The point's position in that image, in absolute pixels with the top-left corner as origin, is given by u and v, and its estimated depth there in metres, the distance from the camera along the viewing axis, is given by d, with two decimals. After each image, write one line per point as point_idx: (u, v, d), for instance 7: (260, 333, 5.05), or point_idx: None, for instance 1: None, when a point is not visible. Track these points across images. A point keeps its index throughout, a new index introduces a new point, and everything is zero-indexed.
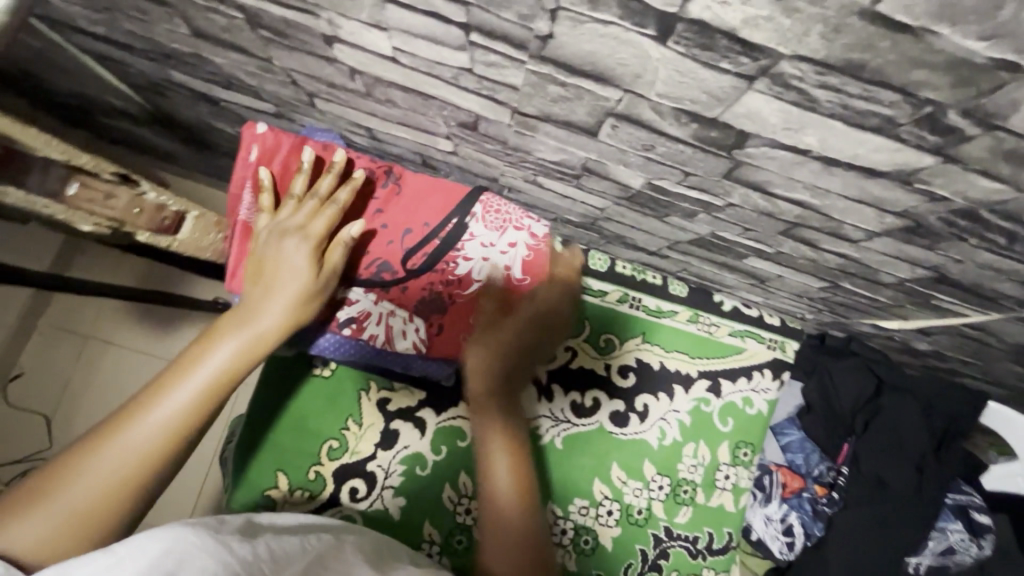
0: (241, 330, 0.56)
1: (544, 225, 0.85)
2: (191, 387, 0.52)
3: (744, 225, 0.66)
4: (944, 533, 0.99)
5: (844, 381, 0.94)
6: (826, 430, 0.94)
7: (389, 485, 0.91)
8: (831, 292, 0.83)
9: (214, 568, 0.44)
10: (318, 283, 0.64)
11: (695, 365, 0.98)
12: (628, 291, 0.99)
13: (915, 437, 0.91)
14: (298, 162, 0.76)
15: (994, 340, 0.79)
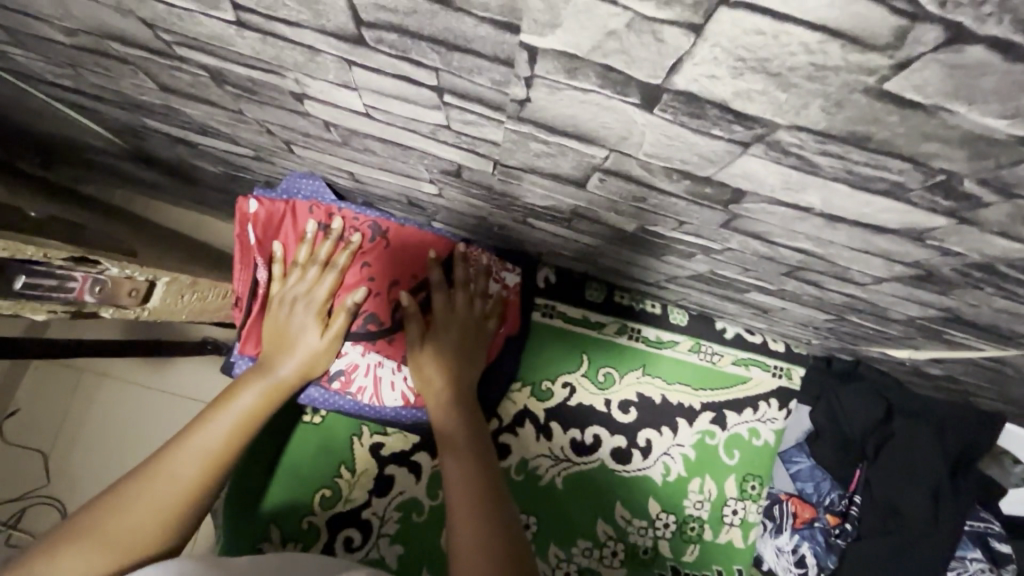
0: (263, 380, 0.70)
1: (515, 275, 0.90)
2: (218, 428, 0.63)
3: (744, 266, 0.63)
4: (963, 563, 0.94)
5: (854, 408, 0.91)
6: (834, 455, 0.91)
7: (385, 534, 0.88)
8: (838, 324, 0.80)
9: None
10: (328, 340, 0.76)
11: (698, 398, 0.95)
12: (626, 322, 0.95)
13: (932, 465, 0.87)
14: (294, 228, 0.81)
15: (1011, 371, 0.75)
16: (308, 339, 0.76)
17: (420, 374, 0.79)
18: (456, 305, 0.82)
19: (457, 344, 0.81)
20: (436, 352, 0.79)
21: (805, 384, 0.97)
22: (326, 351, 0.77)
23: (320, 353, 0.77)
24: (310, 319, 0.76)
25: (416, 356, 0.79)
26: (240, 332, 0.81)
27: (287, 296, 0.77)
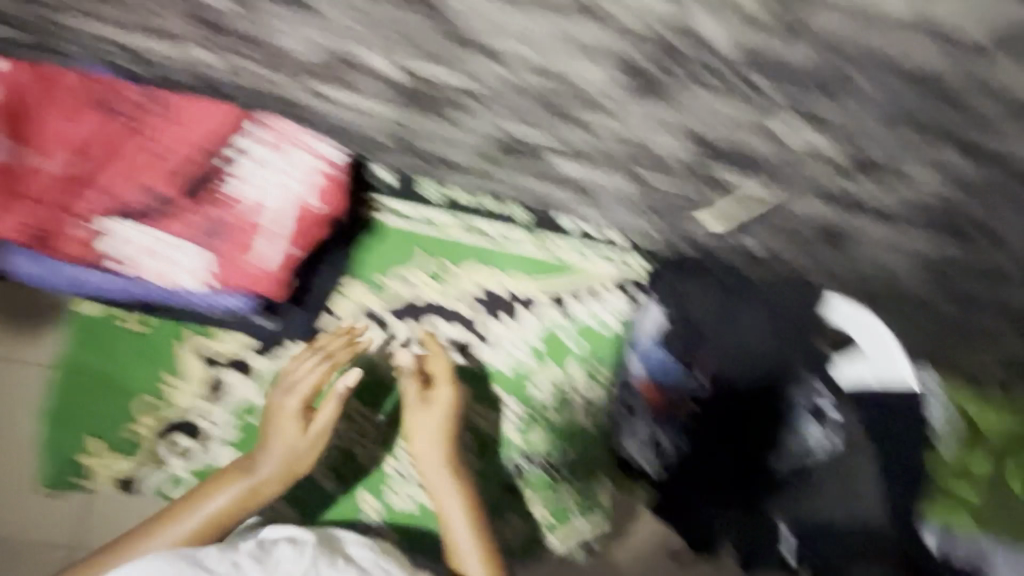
0: (244, 486, 0.87)
1: (343, 155, 0.84)
2: (219, 499, 0.86)
3: (505, 105, 0.72)
4: (805, 438, 0.94)
5: (696, 294, 0.93)
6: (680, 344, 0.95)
7: (218, 437, 0.95)
8: (646, 194, 0.83)
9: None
10: (311, 442, 0.88)
11: (538, 288, 1.00)
12: (466, 221, 0.97)
13: (764, 343, 0.91)
14: (58, 102, 0.79)
15: (798, 224, 0.81)
16: (290, 440, 0.88)
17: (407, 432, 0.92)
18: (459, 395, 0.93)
19: (430, 433, 0.92)
20: (422, 436, 0.91)
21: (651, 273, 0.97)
22: (308, 455, 0.89)
23: (298, 462, 0.88)
24: (299, 428, 0.88)
25: (412, 426, 0.92)
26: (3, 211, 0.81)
27: (291, 378, 0.89)
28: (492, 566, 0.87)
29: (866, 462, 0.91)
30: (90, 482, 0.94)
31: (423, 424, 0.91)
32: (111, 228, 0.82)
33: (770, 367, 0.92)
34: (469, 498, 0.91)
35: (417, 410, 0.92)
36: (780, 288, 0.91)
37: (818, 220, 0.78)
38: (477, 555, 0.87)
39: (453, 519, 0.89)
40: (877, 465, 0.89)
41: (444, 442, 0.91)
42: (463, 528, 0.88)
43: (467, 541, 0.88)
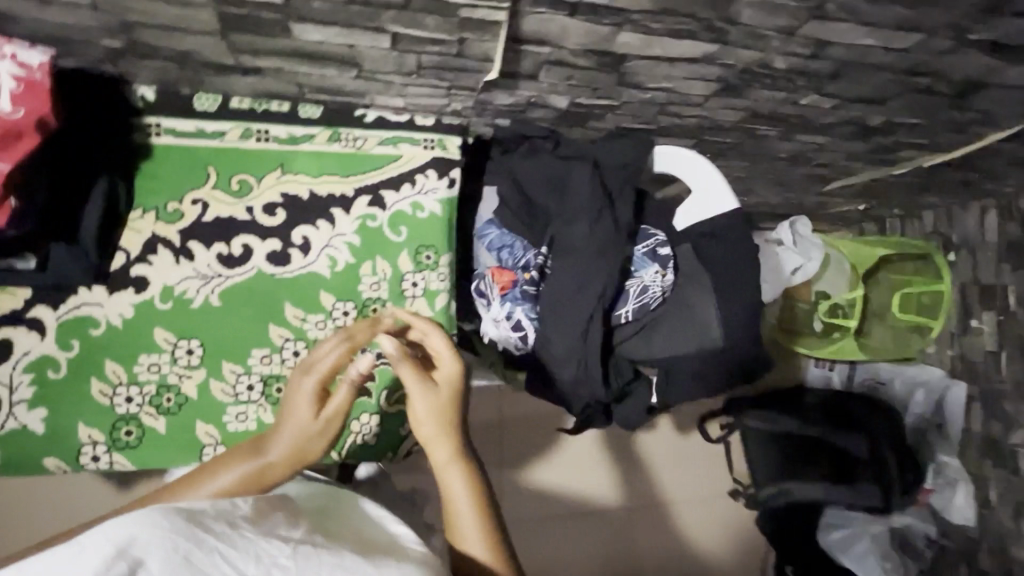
0: (250, 464, 0.79)
1: (41, 51, 0.71)
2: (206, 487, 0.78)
3: None
4: (639, 277, 1.05)
5: (524, 170, 1.07)
6: (517, 216, 1.06)
7: (21, 399, 0.81)
8: (414, 55, 0.80)
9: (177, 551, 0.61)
10: (319, 425, 0.81)
11: (350, 184, 0.93)
12: (249, 126, 0.90)
13: (581, 194, 1.02)
14: None
15: (570, 55, 0.81)
16: (301, 423, 0.81)
17: (442, 422, 0.84)
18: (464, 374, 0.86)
19: (448, 405, 0.85)
20: (426, 421, 0.84)
21: (480, 170, 1.12)
22: (319, 442, 0.82)
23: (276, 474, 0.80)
24: (308, 411, 0.81)
25: (413, 414, 0.85)
26: None
27: (314, 360, 0.83)
28: (493, 546, 0.82)
29: (702, 288, 1.03)
30: None
31: (424, 411, 0.84)
32: None
33: (593, 213, 1.01)
34: (465, 455, 0.85)
35: (428, 393, 0.84)
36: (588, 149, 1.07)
37: (588, 46, 0.78)
38: (477, 523, 0.82)
39: (450, 479, 0.84)
40: (709, 286, 1.02)
41: (445, 425, 0.84)
42: (460, 483, 0.84)
43: (467, 505, 0.83)
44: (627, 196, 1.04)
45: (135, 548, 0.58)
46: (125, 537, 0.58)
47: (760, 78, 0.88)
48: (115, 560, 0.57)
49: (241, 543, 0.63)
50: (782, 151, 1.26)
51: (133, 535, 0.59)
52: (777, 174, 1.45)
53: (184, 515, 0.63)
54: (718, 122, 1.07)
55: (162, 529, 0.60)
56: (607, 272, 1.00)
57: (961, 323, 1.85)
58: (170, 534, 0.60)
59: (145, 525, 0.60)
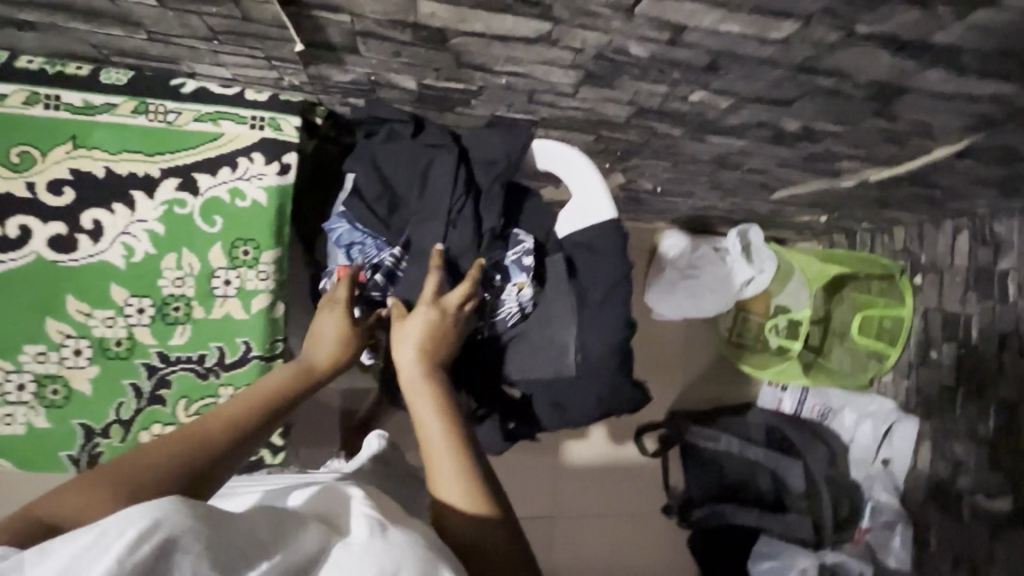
0: (297, 369, 0.81)
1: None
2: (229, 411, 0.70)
3: None
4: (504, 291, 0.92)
5: (384, 153, 0.91)
6: (369, 210, 0.91)
7: None
8: (194, 18, 0.68)
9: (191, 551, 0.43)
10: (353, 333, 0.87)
11: (155, 165, 0.82)
12: (37, 90, 0.79)
13: (438, 191, 0.89)
14: None
15: (379, 27, 0.67)
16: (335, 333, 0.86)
17: (438, 341, 0.82)
18: (446, 309, 0.84)
19: (446, 332, 0.83)
20: (412, 349, 0.80)
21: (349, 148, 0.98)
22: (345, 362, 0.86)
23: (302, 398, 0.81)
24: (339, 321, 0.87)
25: (398, 335, 0.83)
26: None
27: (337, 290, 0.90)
28: (475, 493, 0.66)
29: (568, 313, 0.92)
30: None
31: (409, 340, 0.81)
32: None
33: (449, 214, 0.89)
34: (436, 383, 0.77)
35: (424, 312, 0.83)
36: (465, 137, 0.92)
37: (393, 17, 0.64)
38: (451, 464, 0.68)
39: (419, 403, 0.75)
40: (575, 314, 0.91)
41: (438, 346, 0.81)
42: (430, 411, 0.74)
43: (439, 437, 0.71)
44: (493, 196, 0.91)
45: (167, 539, 0.42)
46: (150, 520, 0.42)
47: (626, 69, 0.75)
48: (140, 546, 0.41)
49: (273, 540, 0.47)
50: (701, 154, 1.11)
51: (162, 520, 0.42)
52: (710, 177, 1.31)
53: (211, 506, 0.47)
54: (609, 118, 0.94)
55: (194, 517, 0.44)
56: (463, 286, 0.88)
57: (920, 353, 1.69)
58: (197, 520, 0.44)
59: (178, 512, 0.43)
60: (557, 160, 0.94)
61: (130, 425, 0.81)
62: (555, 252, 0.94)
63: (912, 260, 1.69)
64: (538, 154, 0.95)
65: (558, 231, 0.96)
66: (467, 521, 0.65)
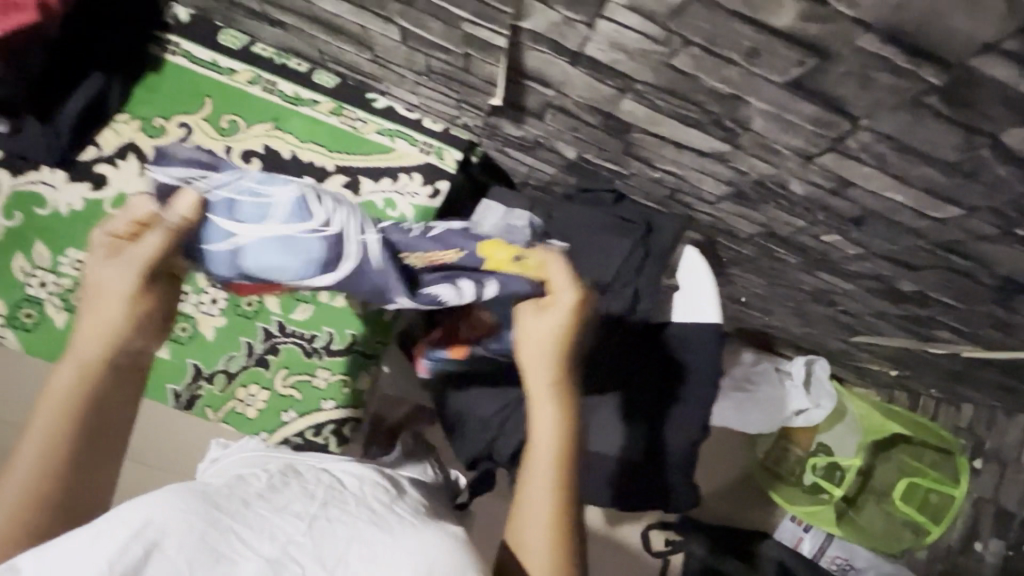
0: (77, 365, 0.53)
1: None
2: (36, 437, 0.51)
3: None
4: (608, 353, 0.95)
5: (571, 213, 1.02)
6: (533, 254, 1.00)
7: None
8: (420, 55, 0.78)
9: (191, 528, 0.51)
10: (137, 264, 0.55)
11: (333, 160, 0.92)
12: (261, 74, 0.91)
13: (602, 254, 0.97)
14: None
15: (573, 105, 0.75)
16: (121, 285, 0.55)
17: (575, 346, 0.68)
18: (584, 303, 0.68)
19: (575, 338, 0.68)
20: (547, 341, 0.67)
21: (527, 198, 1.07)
22: (158, 296, 0.57)
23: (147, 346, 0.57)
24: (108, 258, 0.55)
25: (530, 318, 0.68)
26: None
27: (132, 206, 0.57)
28: (564, 555, 0.63)
29: (693, 415, 0.92)
30: None
31: (542, 321, 0.67)
32: None
33: (616, 273, 0.96)
34: (565, 387, 0.67)
35: (566, 310, 0.67)
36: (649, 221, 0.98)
37: (595, 105, 0.73)
38: (547, 516, 0.63)
39: (545, 411, 0.65)
40: (699, 419, 0.92)
41: (570, 354, 0.67)
42: (551, 428, 0.65)
43: (545, 489, 0.64)
44: (637, 251, 0.97)
45: (158, 533, 0.50)
46: (140, 519, 0.50)
47: (777, 197, 0.80)
48: (134, 544, 0.48)
49: (249, 519, 0.54)
50: (800, 283, 1.14)
51: (150, 517, 0.50)
52: (796, 304, 1.33)
53: (198, 496, 0.55)
54: (732, 229, 0.99)
55: (181, 510, 0.52)
56: (596, 335, 0.93)
57: (962, 539, 1.62)
58: (190, 515, 0.52)
59: (163, 510, 0.51)
60: (696, 273, 0.98)
61: (234, 378, 0.88)
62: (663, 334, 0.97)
63: (974, 442, 1.64)
64: (683, 257, 1.00)
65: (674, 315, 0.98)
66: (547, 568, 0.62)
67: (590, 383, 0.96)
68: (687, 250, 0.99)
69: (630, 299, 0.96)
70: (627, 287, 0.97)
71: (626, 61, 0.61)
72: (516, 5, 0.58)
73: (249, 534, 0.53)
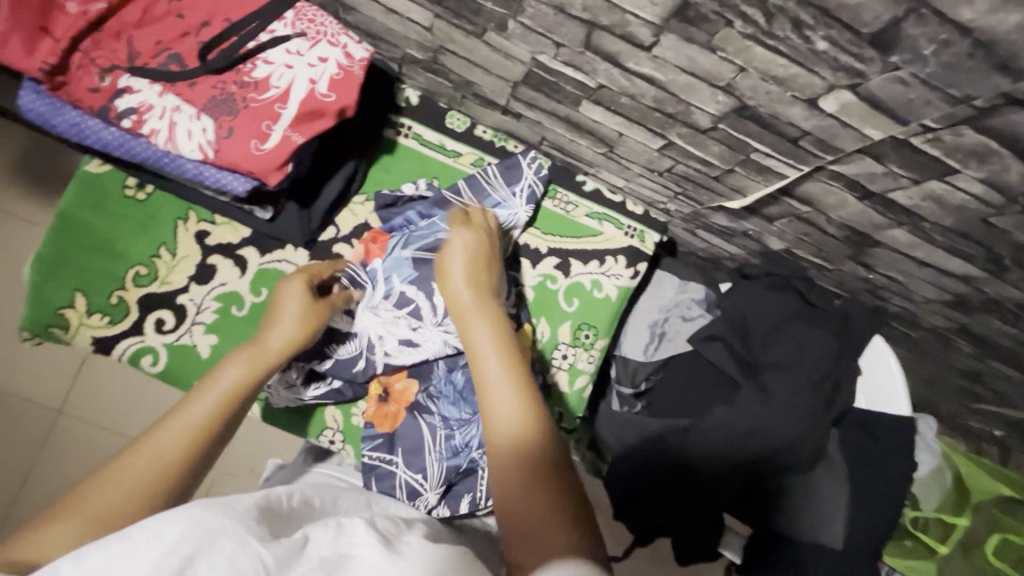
0: (252, 353, 0.67)
1: (365, 51, 0.72)
2: (193, 413, 0.59)
3: (539, 48, 0.66)
4: (811, 447, 0.96)
5: (764, 296, 1.03)
6: (732, 339, 1.02)
7: (200, 322, 0.84)
8: (669, 160, 0.80)
9: (235, 551, 0.42)
10: (313, 311, 0.74)
11: (544, 242, 0.95)
12: (482, 156, 0.94)
13: (810, 353, 0.97)
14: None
15: (823, 220, 0.78)
16: (300, 310, 0.73)
17: (475, 261, 0.73)
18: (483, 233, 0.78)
19: (481, 264, 0.73)
20: (457, 278, 0.70)
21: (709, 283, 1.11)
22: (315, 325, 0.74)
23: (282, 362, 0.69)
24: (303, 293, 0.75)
25: (443, 261, 0.73)
26: (88, 47, 0.67)
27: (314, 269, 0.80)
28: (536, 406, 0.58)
29: (883, 504, 0.95)
30: (73, 335, 0.81)
31: (453, 249, 0.73)
32: (170, 69, 0.68)
33: (818, 369, 0.97)
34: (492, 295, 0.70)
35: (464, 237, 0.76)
36: (840, 312, 1.00)
37: (851, 226, 0.75)
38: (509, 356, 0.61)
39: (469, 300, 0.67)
40: (892, 508, 0.95)
41: (478, 278, 0.71)
42: (485, 334, 0.63)
43: (499, 365, 0.60)
44: (832, 344, 0.98)
45: (195, 547, 0.40)
46: (175, 534, 0.40)
47: (1002, 311, 0.83)
48: (166, 560, 0.39)
49: (282, 547, 0.44)
50: (957, 364, 1.16)
51: (187, 531, 0.41)
52: (931, 374, 1.35)
53: (234, 516, 0.45)
54: (918, 320, 1.01)
55: (217, 526, 0.43)
56: (788, 426, 0.95)
57: None
58: (226, 536, 0.42)
59: (200, 526, 0.42)
60: (882, 361, 1.00)
61: None
62: (850, 423, 0.99)
63: None
64: (870, 345, 1.01)
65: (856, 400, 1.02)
66: (541, 510, 0.51)
67: (785, 473, 0.97)
68: (874, 339, 1.01)
69: (829, 395, 0.96)
70: (828, 382, 0.97)
71: (932, 209, 0.63)
72: (841, 156, 0.61)
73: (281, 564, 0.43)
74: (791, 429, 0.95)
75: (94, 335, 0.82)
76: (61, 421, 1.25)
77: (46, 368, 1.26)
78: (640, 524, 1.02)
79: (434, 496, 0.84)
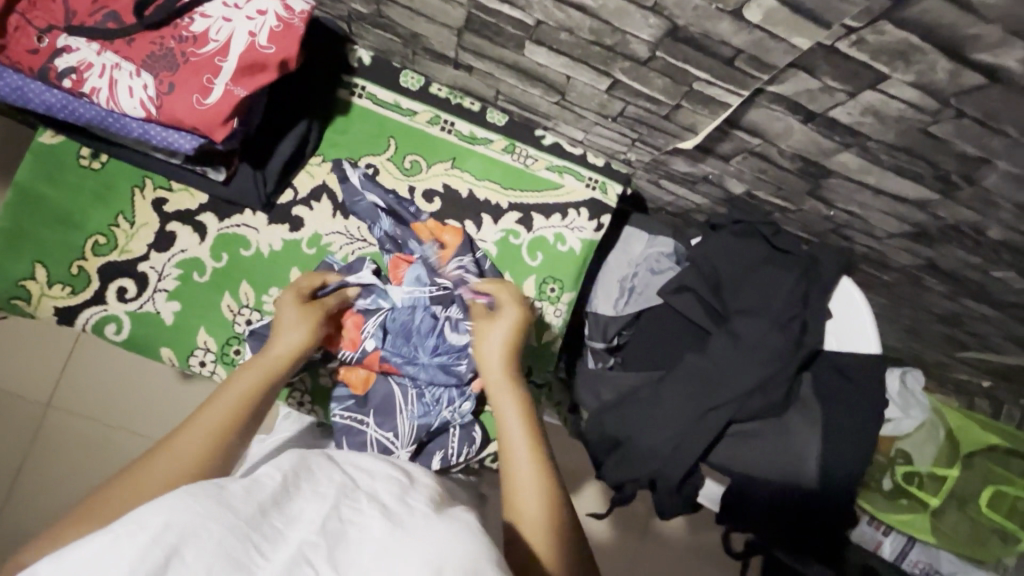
0: (264, 362, 0.70)
1: (305, 4, 0.72)
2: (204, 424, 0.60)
3: None
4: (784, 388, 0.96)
5: (731, 244, 1.03)
6: (699, 286, 1.02)
7: (162, 289, 0.85)
8: (619, 101, 0.80)
9: (221, 534, 0.37)
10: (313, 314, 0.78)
11: (506, 197, 0.95)
12: (439, 113, 0.94)
13: (777, 293, 0.97)
14: None
15: (775, 153, 0.77)
16: (294, 313, 0.77)
17: (512, 343, 0.78)
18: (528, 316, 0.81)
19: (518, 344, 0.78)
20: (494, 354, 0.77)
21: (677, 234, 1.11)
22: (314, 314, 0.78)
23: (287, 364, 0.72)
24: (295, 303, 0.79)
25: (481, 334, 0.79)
26: (23, 7, 0.67)
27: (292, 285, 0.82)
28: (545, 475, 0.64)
29: (858, 445, 0.95)
30: (34, 307, 0.82)
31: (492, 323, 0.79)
32: (107, 25, 0.68)
33: (785, 312, 0.97)
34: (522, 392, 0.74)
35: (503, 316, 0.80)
36: (807, 256, 1.00)
37: (802, 155, 0.75)
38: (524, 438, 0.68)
39: (505, 398, 0.73)
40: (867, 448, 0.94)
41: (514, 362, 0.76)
42: (511, 412, 0.71)
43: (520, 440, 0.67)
44: (799, 286, 0.98)
45: (180, 536, 0.36)
46: (159, 523, 0.36)
47: (960, 238, 0.82)
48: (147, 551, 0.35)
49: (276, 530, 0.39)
50: (932, 308, 1.16)
51: (171, 519, 0.36)
52: (911, 323, 1.34)
53: (221, 493, 0.40)
54: (886, 260, 1.00)
55: (202, 509, 0.38)
56: (758, 370, 0.95)
57: None
58: (213, 516, 0.37)
59: (187, 508, 0.37)
60: (851, 301, 1.01)
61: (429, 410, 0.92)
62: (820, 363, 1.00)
63: None
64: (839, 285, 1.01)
65: (826, 342, 1.02)
66: None
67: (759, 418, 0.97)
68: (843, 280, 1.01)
69: (796, 337, 0.96)
70: (795, 324, 0.97)
71: (872, 124, 0.63)
72: (776, 73, 0.60)
73: (268, 542, 0.38)
74: (764, 372, 0.94)
75: (56, 305, 0.83)
76: (52, 412, 1.25)
77: (34, 359, 1.27)
78: (618, 479, 1.00)
79: (405, 454, 0.84)
